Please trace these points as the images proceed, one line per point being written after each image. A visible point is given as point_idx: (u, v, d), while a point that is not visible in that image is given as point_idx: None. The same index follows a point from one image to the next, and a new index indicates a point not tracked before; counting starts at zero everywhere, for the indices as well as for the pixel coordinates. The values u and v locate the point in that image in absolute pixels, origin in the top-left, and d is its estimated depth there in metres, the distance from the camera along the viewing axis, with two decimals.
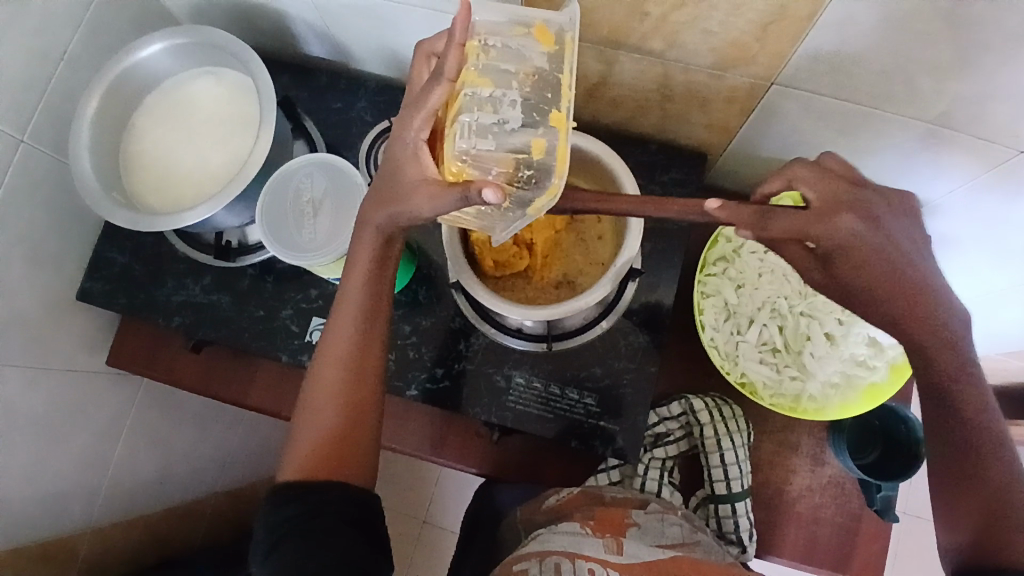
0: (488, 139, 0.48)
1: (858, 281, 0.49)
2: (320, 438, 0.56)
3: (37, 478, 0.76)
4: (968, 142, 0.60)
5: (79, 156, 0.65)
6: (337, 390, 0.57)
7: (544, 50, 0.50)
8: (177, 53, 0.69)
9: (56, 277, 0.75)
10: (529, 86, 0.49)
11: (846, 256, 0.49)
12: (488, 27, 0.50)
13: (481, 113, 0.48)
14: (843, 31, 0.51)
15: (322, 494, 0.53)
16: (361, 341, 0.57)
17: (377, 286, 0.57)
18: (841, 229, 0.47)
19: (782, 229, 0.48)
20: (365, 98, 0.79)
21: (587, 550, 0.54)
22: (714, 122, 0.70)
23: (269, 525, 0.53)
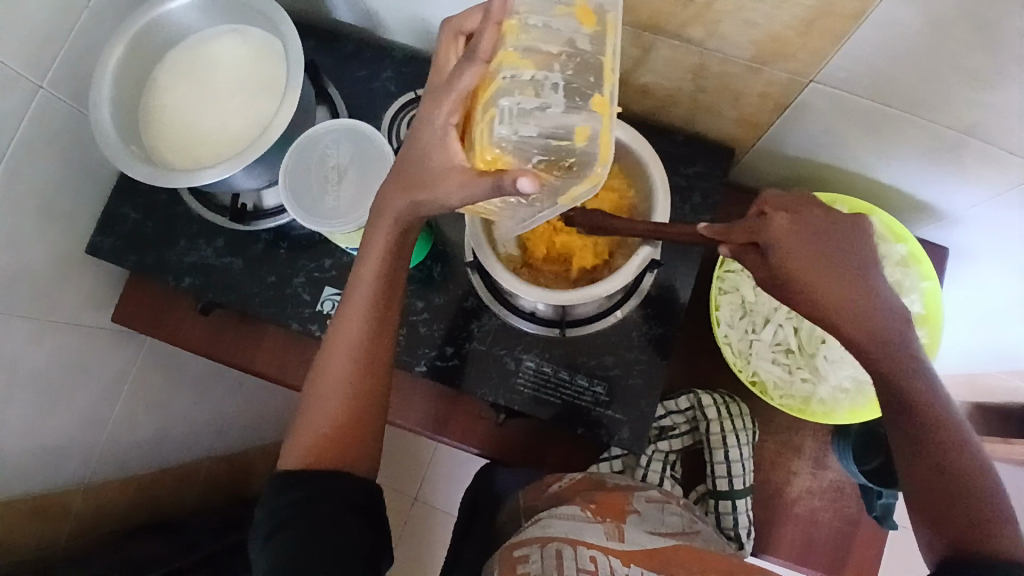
0: (530, 124, 0.45)
1: (797, 279, 0.50)
2: (324, 426, 0.56)
3: (38, 431, 0.75)
4: (1000, 155, 0.59)
5: (99, 105, 0.64)
6: (344, 379, 0.57)
7: (587, 30, 0.48)
8: (204, 7, 0.67)
9: (67, 230, 0.74)
10: (570, 67, 0.47)
11: (786, 251, 0.50)
12: (530, 7, 0.48)
13: (523, 97, 0.45)
14: (889, 33, 0.50)
15: (325, 480, 0.53)
16: (370, 330, 0.57)
17: (389, 274, 0.56)
18: (778, 225, 0.50)
19: (742, 234, 0.51)
20: (391, 68, 0.77)
21: (588, 537, 0.54)
22: (745, 117, 0.69)
23: (272, 509, 0.53)
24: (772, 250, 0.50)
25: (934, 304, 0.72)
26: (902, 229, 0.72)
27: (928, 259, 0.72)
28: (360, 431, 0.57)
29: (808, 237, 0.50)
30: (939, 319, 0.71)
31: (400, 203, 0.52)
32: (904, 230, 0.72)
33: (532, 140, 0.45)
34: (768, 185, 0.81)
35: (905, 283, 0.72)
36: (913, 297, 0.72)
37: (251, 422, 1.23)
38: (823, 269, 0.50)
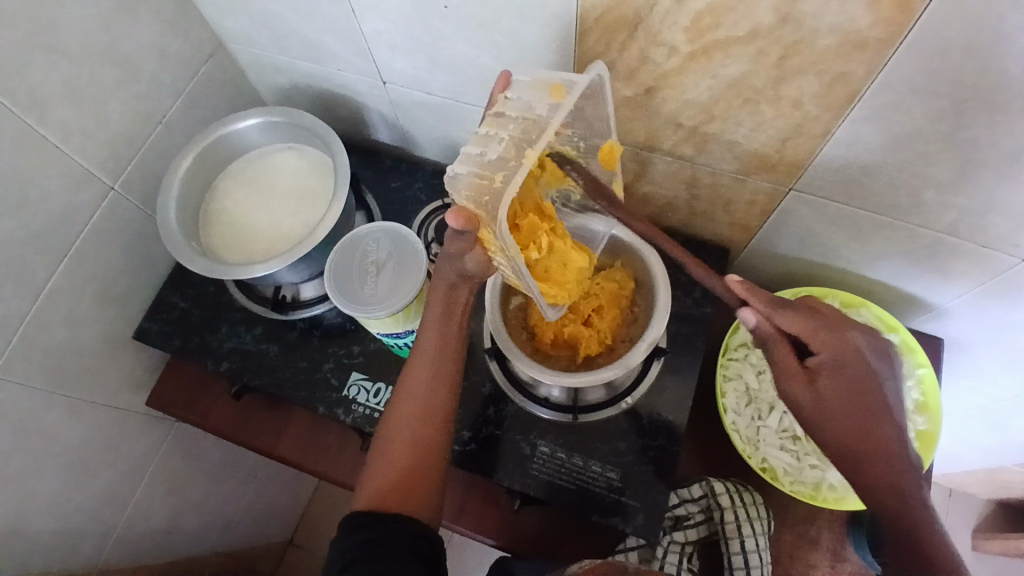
0: (468, 164, 0.52)
1: (837, 402, 0.54)
2: (392, 474, 0.58)
3: (61, 510, 0.77)
4: (972, 251, 0.66)
5: (166, 208, 0.73)
6: (406, 429, 0.60)
7: (552, 101, 0.53)
8: (265, 129, 0.79)
9: (119, 315, 0.80)
10: (523, 129, 0.53)
11: (835, 374, 0.54)
12: (515, 88, 0.56)
13: (474, 146, 0.53)
14: (854, 147, 0.59)
15: (394, 524, 0.54)
16: (433, 386, 0.62)
17: (450, 334, 0.63)
18: (851, 343, 0.55)
19: (785, 322, 0.55)
20: (421, 180, 0.88)
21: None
22: (736, 221, 0.77)
23: (340, 550, 0.53)
24: (822, 377, 0.54)
25: (932, 392, 0.75)
26: (894, 320, 0.76)
27: (921, 349, 0.76)
28: (422, 480, 0.58)
29: (863, 373, 0.54)
30: (937, 406, 0.75)
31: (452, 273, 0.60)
32: (896, 321, 0.76)
33: (464, 178, 0.52)
34: (765, 282, 0.87)
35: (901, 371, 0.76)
36: (910, 384, 0.76)
37: (261, 517, 1.22)
38: (865, 407, 0.54)
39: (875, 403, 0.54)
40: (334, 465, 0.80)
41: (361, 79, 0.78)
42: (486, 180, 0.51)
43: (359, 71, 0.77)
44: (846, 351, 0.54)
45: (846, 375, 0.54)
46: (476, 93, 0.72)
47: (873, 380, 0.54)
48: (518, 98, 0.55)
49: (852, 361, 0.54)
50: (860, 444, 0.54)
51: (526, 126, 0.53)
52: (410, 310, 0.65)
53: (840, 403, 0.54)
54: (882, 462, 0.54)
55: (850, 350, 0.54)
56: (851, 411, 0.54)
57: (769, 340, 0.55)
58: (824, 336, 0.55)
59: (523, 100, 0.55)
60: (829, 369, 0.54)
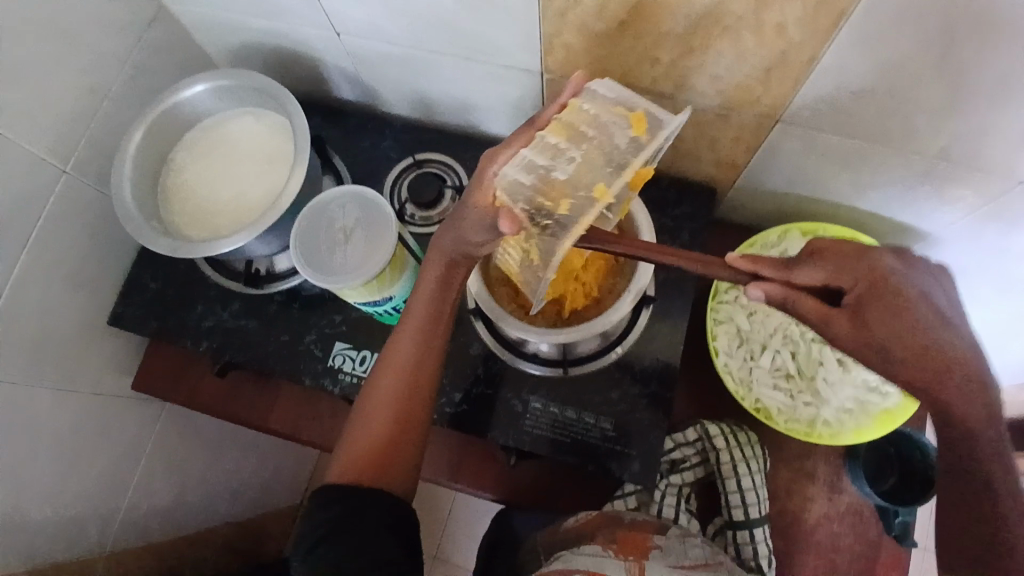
0: (529, 174, 0.53)
1: (890, 337, 0.49)
2: (369, 446, 0.57)
3: (61, 501, 0.77)
4: (968, 177, 0.63)
5: (122, 188, 0.69)
6: (388, 403, 0.59)
7: (632, 134, 0.54)
8: (217, 94, 0.74)
9: (90, 302, 0.78)
10: (595, 152, 0.53)
11: (876, 306, 0.50)
12: (597, 97, 0.56)
13: (537, 154, 0.54)
14: (844, 74, 0.55)
15: (363, 499, 0.54)
16: (420, 359, 0.60)
17: (440, 307, 0.60)
18: (881, 266, 0.50)
19: (804, 275, 0.52)
20: (390, 137, 0.84)
21: (609, 570, 0.55)
22: (722, 159, 0.73)
23: (312, 524, 0.54)
24: (866, 310, 0.50)
25: None
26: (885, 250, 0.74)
27: None
28: (400, 455, 0.58)
29: (915, 298, 0.50)
30: None
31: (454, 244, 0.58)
32: None
33: (513, 182, 0.53)
34: (755, 220, 0.84)
35: None
36: None
37: (267, 485, 1.24)
38: (917, 335, 0.49)
39: (925, 319, 0.49)
40: (328, 436, 0.80)
41: (314, 32, 0.72)
42: (550, 203, 0.52)
43: (309, 24, 0.71)
44: (882, 281, 0.49)
45: (883, 301, 0.49)
46: (440, 43, 0.66)
47: (922, 302, 0.50)
48: (592, 112, 0.55)
49: (890, 290, 0.49)
50: (926, 368, 0.49)
51: (603, 151, 0.54)
52: (385, 276, 0.62)
53: (889, 334, 0.49)
54: (950, 389, 0.49)
55: (882, 278, 0.50)
56: (901, 332, 0.49)
57: (787, 301, 0.52)
58: (850, 271, 0.51)
59: (599, 116, 0.55)
60: (867, 301, 0.50)
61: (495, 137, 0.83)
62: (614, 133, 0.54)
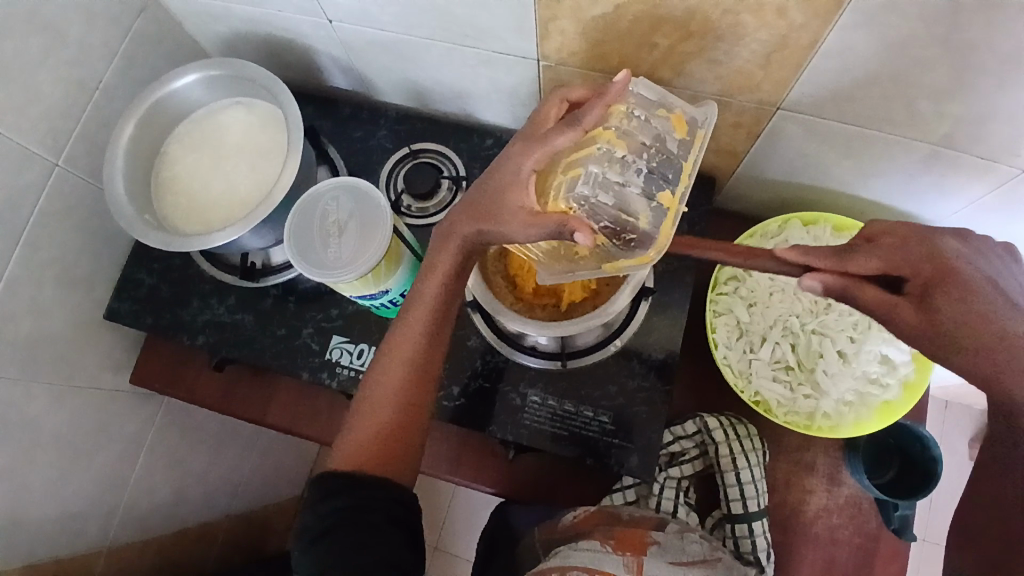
0: (607, 193, 0.56)
1: (953, 322, 0.45)
2: (375, 433, 0.58)
3: (60, 497, 0.77)
4: (971, 163, 0.62)
5: (113, 182, 0.68)
6: (393, 390, 0.59)
7: (678, 137, 0.58)
8: (208, 85, 0.73)
9: (86, 298, 0.77)
10: (656, 161, 0.57)
11: (945, 291, 0.46)
12: (639, 99, 0.59)
13: (609, 169, 0.56)
14: (845, 58, 0.54)
15: (371, 488, 0.55)
16: (427, 346, 0.60)
17: (450, 295, 0.60)
18: (947, 249, 0.47)
19: (863, 265, 0.49)
20: (385, 127, 0.83)
21: (607, 566, 0.56)
22: (721, 147, 0.72)
23: (316, 515, 0.54)
24: (935, 297, 0.46)
25: None
26: None
27: None
28: (405, 442, 0.58)
29: (988, 283, 0.46)
30: None
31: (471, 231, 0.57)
32: None
33: (604, 205, 0.56)
34: (755, 209, 0.83)
35: None
36: None
37: (269, 479, 1.25)
38: (991, 324, 0.44)
39: (996, 300, 0.45)
40: (326, 430, 0.79)
41: (307, 19, 0.71)
42: (630, 217, 0.56)
43: (301, 10, 0.70)
44: (956, 270, 0.46)
45: (956, 284, 0.46)
46: (433, 28, 0.65)
47: (992, 291, 0.46)
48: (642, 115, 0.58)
49: (952, 269, 0.46)
50: (992, 356, 0.44)
51: (661, 161, 0.58)
52: (380, 270, 0.62)
53: (964, 320, 0.45)
54: (1020, 382, 0.44)
55: (949, 266, 0.47)
56: (976, 320, 0.45)
57: (847, 290, 0.50)
58: (906, 259, 0.48)
59: (647, 119, 0.58)
60: (941, 286, 0.46)
61: (492, 126, 0.82)
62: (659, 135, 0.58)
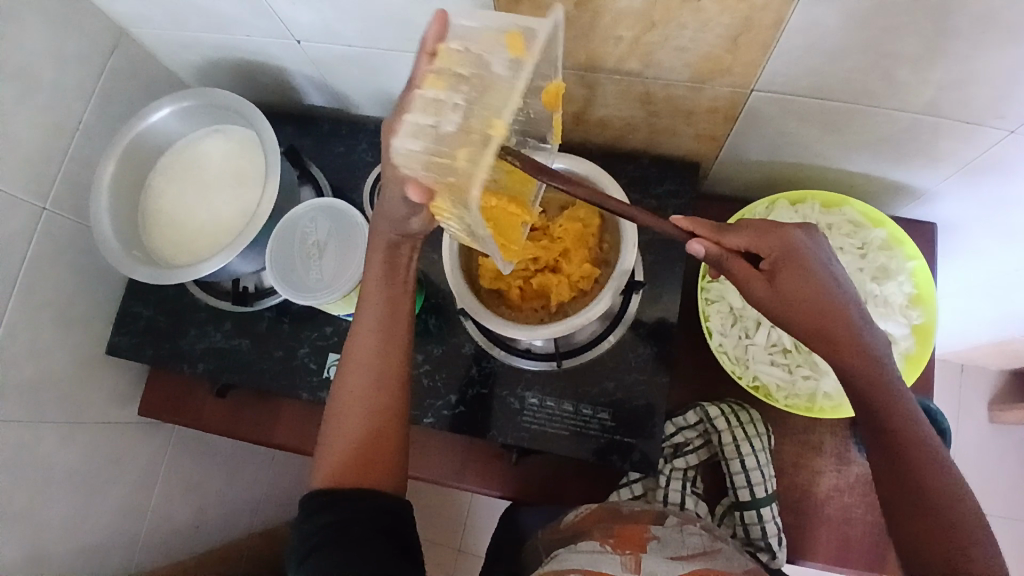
0: (420, 141, 0.44)
1: (799, 299, 0.52)
2: (349, 447, 0.57)
3: (80, 532, 0.78)
4: (957, 128, 0.61)
5: (99, 221, 0.69)
6: (362, 399, 0.59)
7: (511, 57, 0.46)
8: (183, 116, 0.73)
9: (86, 336, 0.79)
10: (479, 92, 0.44)
11: (791, 267, 0.53)
12: (463, 34, 0.49)
13: (421, 114, 0.44)
14: (813, 33, 0.52)
15: (357, 503, 0.54)
16: (381, 350, 0.59)
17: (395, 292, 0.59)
18: (786, 241, 0.53)
19: (735, 239, 0.52)
20: (365, 141, 0.83)
21: (604, 567, 0.54)
22: (701, 133, 0.71)
23: (303, 535, 0.54)
24: (781, 276, 0.52)
25: (926, 283, 0.70)
26: (879, 213, 0.71)
27: (911, 241, 0.71)
28: (382, 450, 0.58)
29: (817, 264, 0.53)
30: (932, 297, 0.70)
31: (393, 231, 0.56)
32: (881, 214, 0.71)
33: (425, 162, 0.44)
34: (743, 190, 0.82)
35: (892, 266, 0.71)
36: (902, 279, 0.70)
37: (287, 494, 1.26)
38: (813, 304, 0.52)
39: (819, 280, 0.53)
40: None
41: (274, 41, 0.71)
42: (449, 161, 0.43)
43: (268, 33, 0.70)
44: (793, 250, 0.52)
45: (791, 261, 0.53)
46: (398, 39, 0.65)
47: (824, 272, 0.53)
48: (468, 47, 0.47)
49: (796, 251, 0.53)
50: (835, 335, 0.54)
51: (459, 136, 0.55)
52: None
53: (809, 292, 0.52)
54: (846, 350, 0.54)
55: (790, 247, 0.53)
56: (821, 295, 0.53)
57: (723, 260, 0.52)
58: (769, 239, 0.53)
59: (471, 50, 0.47)
60: (782, 262, 0.53)
61: None
62: (475, 64, 0.45)
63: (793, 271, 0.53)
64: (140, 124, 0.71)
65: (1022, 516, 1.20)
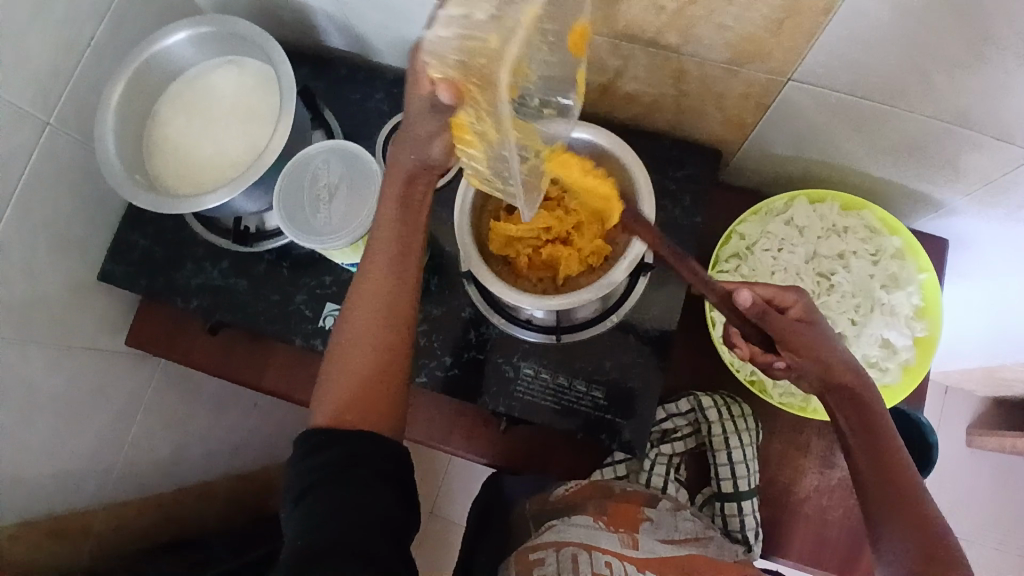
0: (448, 29, 0.45)
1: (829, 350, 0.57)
2: (347, 386, 0.56)
3: (58, 456, 0.78)
4: (987, 142, 0.60)
5: (103, 142, 0.67)
6: (362, 339, 0.57)
7: None
8: (199, 43, 0.71)
9: (79, 260, 0.77)
10: None
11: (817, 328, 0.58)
12: None
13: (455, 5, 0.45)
14: (861, 26, 0.51)
15: (356, 443, 0.53)
16: (390, 289, 0.57)
17: (406, 231, 0.58)
18: (813, 306, 0.59)
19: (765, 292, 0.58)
20: (382, 90, 0.81)
21: (603, 543, 0.57)
22: (729, 119, 0.69)
23: (304, 472, 0.53)
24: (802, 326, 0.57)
25: (933, 298, 0.70)
26: (896, 222, 0.70)
27: (924, 252, 0.70)
28: (379, 391, 0.56)
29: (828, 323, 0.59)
30: (938, 310, 0.69)
31: (412, 159, 0.56)
32: (898, 223, 0.71)
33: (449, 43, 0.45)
34: (761, 184, 0.81)
35: (902, 276, 0.70)
36: (911, 290, 0.70)
37: (268, 441, 1.26)
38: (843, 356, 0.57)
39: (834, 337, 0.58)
40: None
41: None
42: (478, 41, 0.43)
43: None
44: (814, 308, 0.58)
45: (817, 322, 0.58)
46: None
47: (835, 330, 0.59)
48: None
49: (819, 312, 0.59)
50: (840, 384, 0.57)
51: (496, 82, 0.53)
52: None
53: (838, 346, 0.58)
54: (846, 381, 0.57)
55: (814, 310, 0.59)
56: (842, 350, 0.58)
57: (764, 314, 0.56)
58: (798, 301, 0.59)
59: None
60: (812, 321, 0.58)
61: None
62: None
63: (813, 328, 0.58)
64: (154, 46, 0.69)
65: (985, 536, 1.23)
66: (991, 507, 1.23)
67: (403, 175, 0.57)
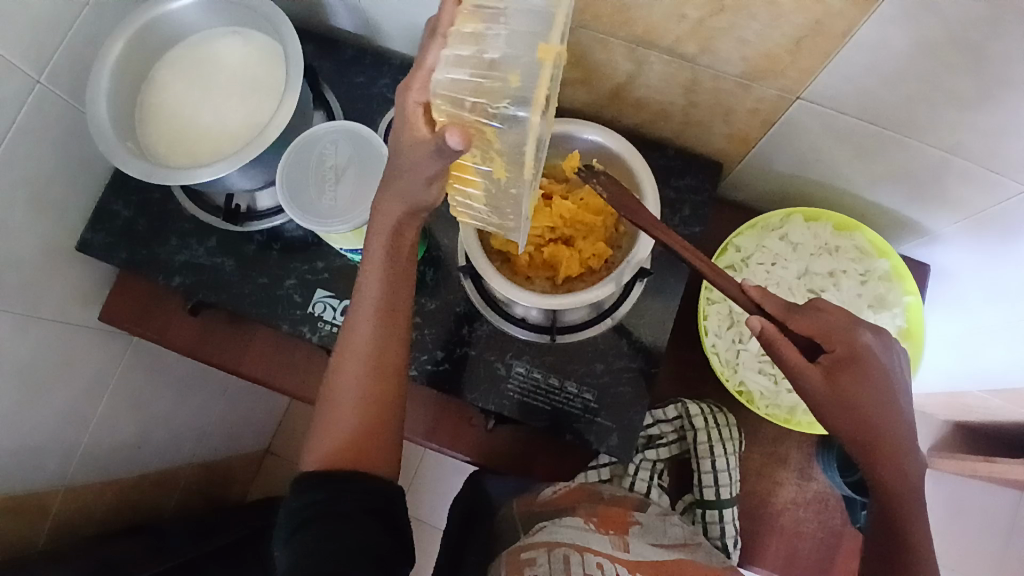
0: (463, 70, 0.43)
1: (853, 398, 0.55)
2: (340, 432, 0.57)
3: (19, 432, 0.73)
4: (979, 175, 0.62)
5: (95, 103, 0.64)
6: (354, 385, 0.58)
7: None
8: (205, 9, 0.68)
9: (57, 225, 0.73)
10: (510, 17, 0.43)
11: (850, 371, 0.55)
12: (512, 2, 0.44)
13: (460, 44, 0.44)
14: (876, 53, 0.52)
15: (345, 483, 0.53)
16: (379, 341, 0.58)
17: (398, 281, 0.58)
18: (855, 343, 0.56)
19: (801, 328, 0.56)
20: (388, 75, 0.79)
21: (594, 545, 0.58)
22: (735, 133, 0.70)
23: (291, 511, 0.52)
24: (840, 374, 0.55)
25: (916, 319, 0.72)
26: (886, 245, 0.73)
27: (910, 276, 0.73)
28: (376, 436, 0.57)
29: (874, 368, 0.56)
30: (921, 333, 0.72)
31: (400, 204, 0.53)
32: (888, 246, 0.73)
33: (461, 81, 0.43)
34: (757, 200, 0.82)
35: (888, 298, 0.72)
36: (896, 312, 0.72)
37: (236, 428, 1.22)
38: (864, 409, 0.55)
39: (875, 392, 0.55)
40: (302, 381, 0.78)
41: None
42: (494, 81, 0.42)
43: None
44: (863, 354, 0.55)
45: (855, 363, 0.55)
46: None
47: (881, 377, 0.56)
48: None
49: (858, 352, 0.56)
50: (874, 442, 0.55)
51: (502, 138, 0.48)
52: None
53: (870, 393, 0.55)
54: (879, 446, 0.56)
55: (852, 348, 0.56)
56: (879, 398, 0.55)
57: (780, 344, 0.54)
58: (838, 337, 0.56)
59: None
60: (842, 364, 0.55)
61: None
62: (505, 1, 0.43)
63: (853, 372, 0.55)
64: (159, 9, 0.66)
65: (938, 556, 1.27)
66: (945, 527, 1.28)
67: (389, 226, 0.54)
